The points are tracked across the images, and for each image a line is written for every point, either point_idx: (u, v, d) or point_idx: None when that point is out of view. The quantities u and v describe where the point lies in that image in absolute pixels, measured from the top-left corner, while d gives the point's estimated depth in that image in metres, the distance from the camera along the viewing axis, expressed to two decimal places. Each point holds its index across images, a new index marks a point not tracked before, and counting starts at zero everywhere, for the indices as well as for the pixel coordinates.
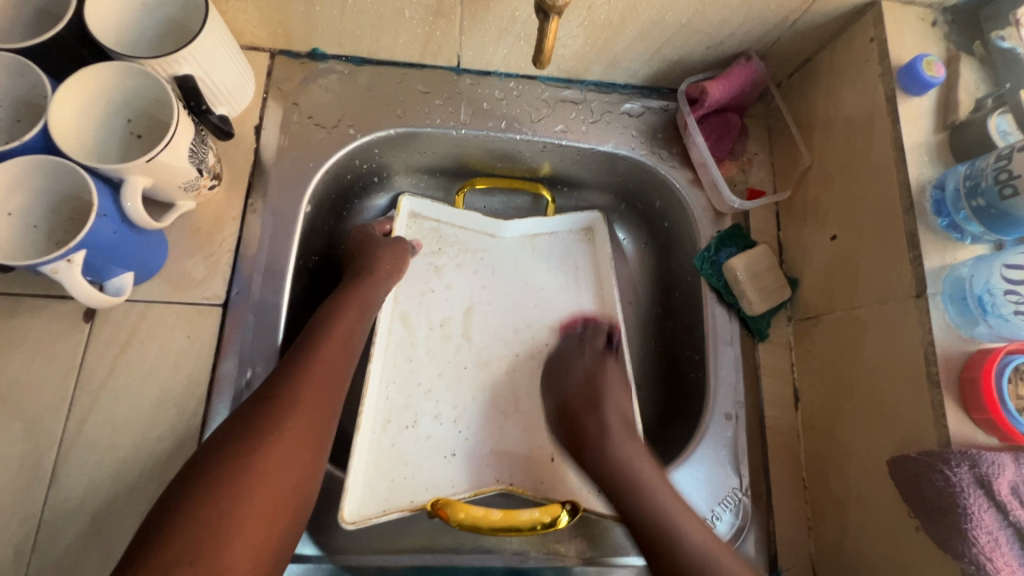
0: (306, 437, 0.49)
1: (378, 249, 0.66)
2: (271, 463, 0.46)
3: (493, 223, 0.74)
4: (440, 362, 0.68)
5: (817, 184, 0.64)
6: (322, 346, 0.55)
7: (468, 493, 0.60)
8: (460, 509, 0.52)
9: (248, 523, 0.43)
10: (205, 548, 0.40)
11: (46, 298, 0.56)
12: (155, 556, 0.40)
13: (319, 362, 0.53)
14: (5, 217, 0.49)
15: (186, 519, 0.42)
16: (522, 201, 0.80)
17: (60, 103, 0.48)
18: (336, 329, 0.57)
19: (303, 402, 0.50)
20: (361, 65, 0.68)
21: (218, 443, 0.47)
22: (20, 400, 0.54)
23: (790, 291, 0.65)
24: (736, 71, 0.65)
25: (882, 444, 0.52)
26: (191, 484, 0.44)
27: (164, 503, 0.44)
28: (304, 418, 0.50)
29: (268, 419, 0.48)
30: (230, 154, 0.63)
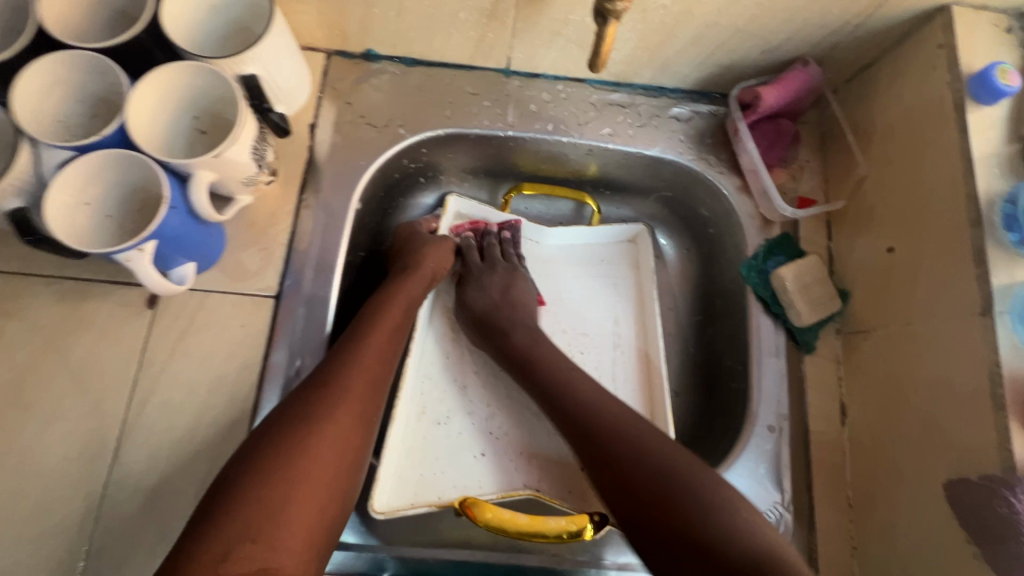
0: (357, 426, 0.50)
1: (423, 248, 0.67)
2: (324, 450, 0.47)
3: (536, 228, 0.75)
4: (477, 360, 0.69)
5: (873, 195, 0.62)
6: (371, 338, 0.56)
7: (494, 495, 0.59)
8: (487, 510, 0.52)
9: (303, 508, 0.45)
10: (266, 525, 0.43)
11: (113, 284, 0.60)
12: (214, 535, 0.42)
13: (367, 353, 0.55)
14: (83, 207, 0.51)
15: (244, 500, 0.43)
16: (564, 204, 0.80)
17: (138, 99, 0.51)
18: (384, 323, 0.58)
19: (354, 392, 0.51)
20: (413, 66, 0.69)
21: (272, 427, 0.48)
22: (88, 379, 0.57)
23: (840, 304, 0.63)
24: (791, 77, 0.64)
25: (939, 465, 0.50)
26: (247, 466, 0.45)
27: (222, 483, 0.45)
28: (354, 408, 0.51)
29: (321, 407, 0.49)
30: (286, 151, 0.66)
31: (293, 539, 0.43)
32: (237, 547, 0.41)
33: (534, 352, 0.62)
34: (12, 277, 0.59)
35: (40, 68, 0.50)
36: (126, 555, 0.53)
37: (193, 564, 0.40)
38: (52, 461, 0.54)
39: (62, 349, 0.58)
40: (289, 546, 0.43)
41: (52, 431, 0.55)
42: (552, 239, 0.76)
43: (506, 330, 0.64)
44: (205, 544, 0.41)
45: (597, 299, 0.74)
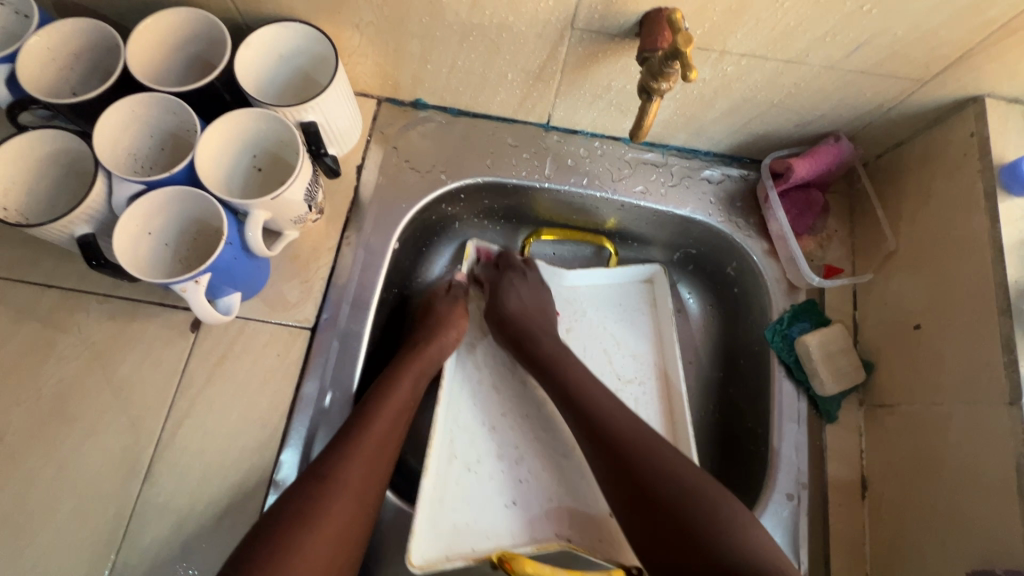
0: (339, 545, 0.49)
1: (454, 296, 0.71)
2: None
3: (559, 274, 0.76)
4: (502, 401, 0.69)
5: (901, 271, 0.62)
6: (367, 439, 0.54)
7: (531, 547, 0.60)
8: (526, 564, 0.52)
9: (336, 515, 0.49)
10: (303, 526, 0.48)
11: (161, 306, 0.63)
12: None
13: (354, 461, 0.53)
14: (146, 236, 0.55)
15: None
16: (589, 249, 0.82)
17: (206, 141, 0.55)
18: (380, 421, 0.56)
19: (342, 507, 0.50)
20: (457, 116, 0.73)
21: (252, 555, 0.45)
22: (129, 397, 0.59)
23: (865, 375, 0.63)
24: (823, 150, 0.66)
25: (961, 550, 0.50)
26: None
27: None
28: (337, 526, 0.49)
29: (307, 528, 0.48)
30: (333, 190, 0.69)
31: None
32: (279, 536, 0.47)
33: (562, 369, 0.63)
34: (69, 293, 0.62)
35: (121, 106, 0.54)
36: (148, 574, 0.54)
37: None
38: (88, 473, 0.57)
39: (107, 367, 0.60)
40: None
41: (91, 444, 0.58)
42: (576, 283, 0.77)
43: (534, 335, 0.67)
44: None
45: (621, 345, 0.74)
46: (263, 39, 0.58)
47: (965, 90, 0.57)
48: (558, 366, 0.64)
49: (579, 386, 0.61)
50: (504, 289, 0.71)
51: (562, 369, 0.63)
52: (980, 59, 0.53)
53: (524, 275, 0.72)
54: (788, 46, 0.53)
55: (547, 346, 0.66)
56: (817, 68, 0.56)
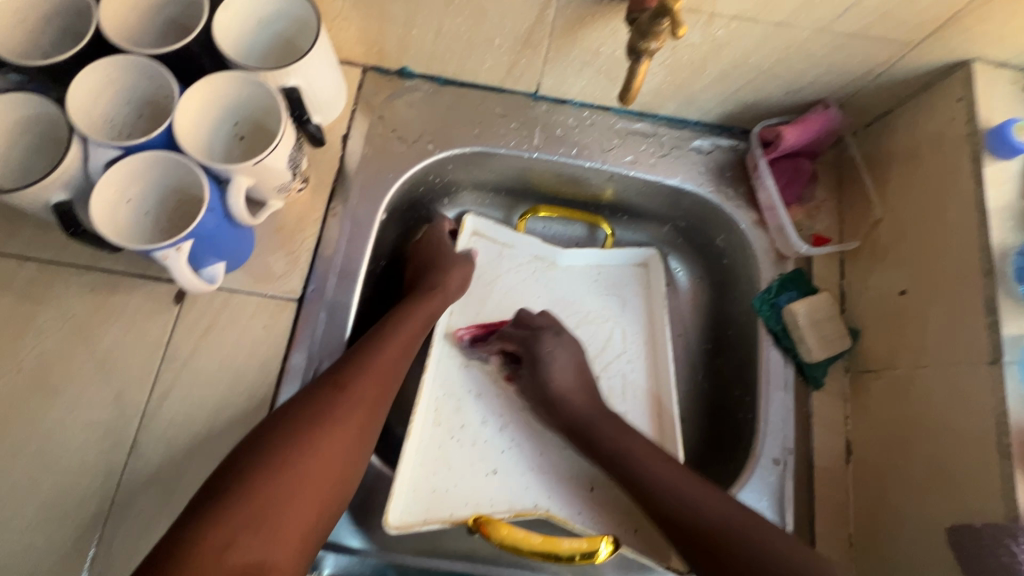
0: (338, 460, 0.50)
1: (458, 258, 0.69)
2: (303, 489, 0.47)
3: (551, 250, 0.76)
4: (494, 374, 0.69)
5: (889, 239, 0.63)
6: (375, 361, 0.55)
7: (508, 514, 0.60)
8: (502, 528, 0.53)
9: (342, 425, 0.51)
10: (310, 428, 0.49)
11: (142, 279, 0.61)
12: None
13: (360, 381, 0.54)
14: (125, 204, 0.53)
15: (215, 540, 0.43)
16: (581, 226, 0.81)
17: (184, 106, 0.53)
18: (388, 348, 0.57)
19: (347, 425, 0.51)
20: (445, 85, 0.72)
21: (255, 452, 0.47)
22: (113, 369, 0.58)
23: (851, 342, 0.63)
24: (812, 119, 0.66)
25: (941, 507, 0.51)
26: (221, 500, 0.45)
27: (193, 512, 0.44)
28: (337, 442, 0.50)
29: (311, 437, 0.49)
30: (318, 160, 0.68)
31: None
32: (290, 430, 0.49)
33: (597, 433, 0.60)
34: (47, 265, 0.61)
35: (96, 70, 0.52)
36: (136, 544, 0.54)
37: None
38: (72, 446, 0.56)
39: (89, 340, 0.59)
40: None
41: (75, 416, 0.57)
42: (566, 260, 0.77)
43: (585, 423, 0.61)
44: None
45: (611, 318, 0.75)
46: (244, 3, 0.57)
47: (953, 54, 0.56)
48: (592, 425, 0.60)
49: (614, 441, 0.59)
50: (543, 358, 0.65)
51: (598, 432, 0.60)
52: (968, 22, 0.52)
53: (559, 335, 0.66)
54: (778, 7, 0.53)
55: (583, 404, 0.62)
56: (807, 32, 0.55)
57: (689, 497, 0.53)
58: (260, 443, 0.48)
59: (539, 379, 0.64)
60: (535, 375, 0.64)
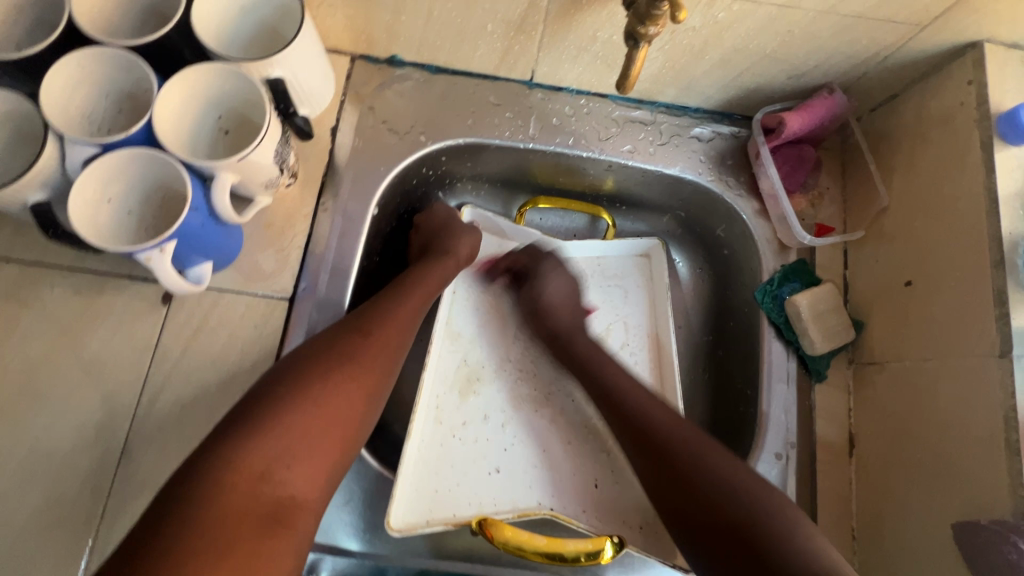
0: (366, 401, 0.51)
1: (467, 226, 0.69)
2: (331, 430, 0.48)
3: (551, 242, 0.74)
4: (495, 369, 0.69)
5: (894, 227, 0.61)
6: (397, 309, 0.57)
7: (513, 513, 0.59)
8: (506, 530, 0.52)
9: (364, 365, 0.51)
10: (333, 364, 0.50)
11: (129, 279, 0.60)
12: (224, 502, 0.41)
13: (386, 330, 0.54)
14: (105, 204, 0.51)
15: (251, 467, 0.43)
16: (580, 217, 0.80)
17: (163, 100, 0.51)
18: (408, 303, 0.58)
19: (369, 367, 0.52)
20: (436, 73, 0.69)
21: (283, 387, 0.47)
22: (101, 373, 0.57)
23: (854, 334, 0.62)
24: (816, 104, 0.64)
25: (946, 502, 0.51)
26: (253, 429, 0.45)
27: (222, 439, 0.44)
28: (365, 385, 0.51)
29: (331, 375, 0.49)
30: (306, 153, 0.66)
31: (299, 515, 0.45)
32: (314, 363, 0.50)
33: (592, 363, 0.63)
34: (29, 267, 0.59)
35: (70, 64, 0.50)
36: None
37: (198, 542, 0.39)
38: (62, 452, 0.55)
39: (75, 343, 0.58)
40: (296, 520, 0.44)
41: (64, 422, 0.56)
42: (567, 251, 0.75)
43: (567, 334, 0.66)
44: (209, 514, 0.40)
45: (615, 309, 0.73)
46: None
47: (964, 35, 0.54)
48: (570, 340, 0.65)
49: (588, 349, 0.64)
50: (542, 274, 0.68)
51: (576, 343, 0.65)
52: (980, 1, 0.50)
53: (562, 265, 0.69)
54: None
55: (566, 321, 0.66)
56: (812, 14, 0.53)
57: (693, 450, 0.52)
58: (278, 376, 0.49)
59: (535, 293, 0.68)
60: (530, 289, 0.68)
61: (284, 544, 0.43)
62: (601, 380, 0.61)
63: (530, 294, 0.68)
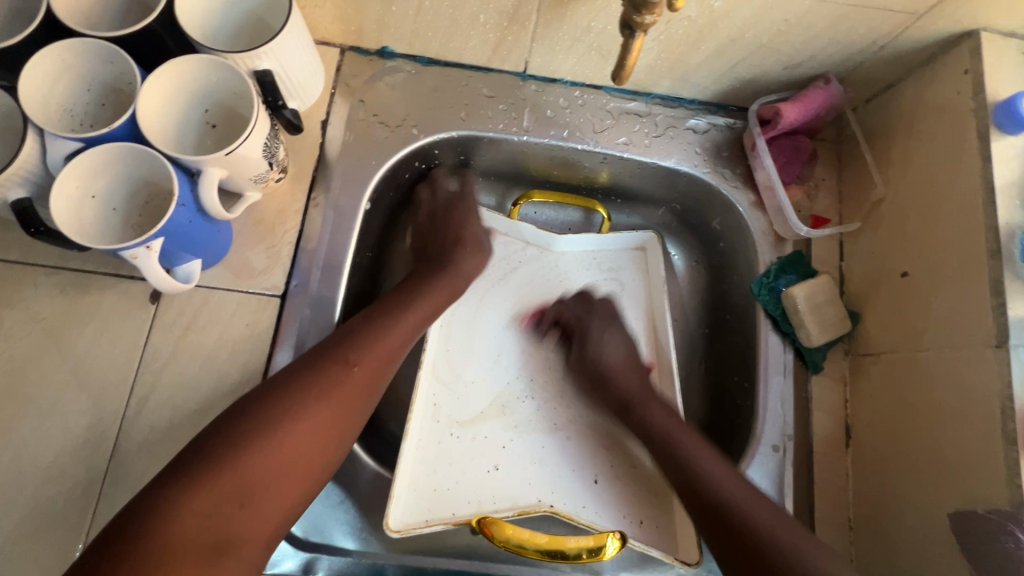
0: (336, 441, 0.49)
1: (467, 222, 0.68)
2: (293, 466, 0.47)
3: (548, 237, 0.73)
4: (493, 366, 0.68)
5: (890, 218, 0.61)
6: (389, 329, 0.55)
7: (513, 511, 0.59)
8: (507, 528, 0.52)
9: (340, 396, 0.50)
10: (311, 394, 0.49)
11: (115, 278, 0.58)
12: (172, 534, 0.41)
13: (371, 363, 0.53)
14: (89, 200, 0.50)
15: (206, 501, 0.43)
16: (576, 211, 0.79)
17: (147, 92, 0.50)
18: (400, 326, 0.56)
19: (345, 398, 0.50)
20: (428, 65, 0.68)
21: (251, 417, 0.46)
22: (89, 374, 0.56)
23: (850, 325, 0.62)
24: (813, 95, 0.63)
25: (943, 493, 0.51)
26: (214, 461, 0.44)
27: (182, 468, 0.44)
28: (339, 422, 0.49)
29: (307, 405, 0.48)
30: (296, 148, 0.64)
31: (250, 546, 0.44)
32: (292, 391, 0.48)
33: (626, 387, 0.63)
34: (13, 266, 0.58)
35: (50, 55, 0.48)
36: None
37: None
38: (50, 455, 0.54)
39: (61, 344, 0.57)
40: (244, 552, 0.44)
41: (51, 424, 0.54)
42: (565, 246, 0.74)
43: (625, 403, 0.62)
44: (160, 541, 0.40)
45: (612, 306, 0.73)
46: None
47: (961, 23, 0.54)
48: (644, 408, 0.61)
49: (664, 423, 0.59)
50: (592, 339, 0.66)
51: (623, 383, 0.64)
52: None
53: (610, 322, 0.68)
54: None
55: (633, 384, 0.63)
56: (809, 2, 0.52)
57: (725, 486, 0.53)
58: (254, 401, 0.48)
59: (588, 356, 0.66)
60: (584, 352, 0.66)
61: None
62: (647, 424, 0.60)
63: (594, 359, 0.65)
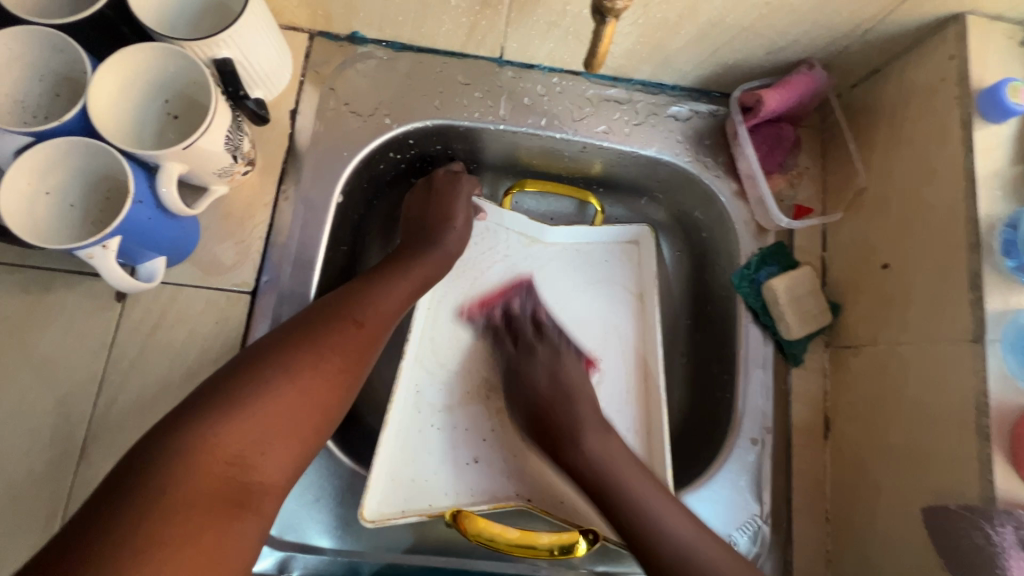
0: (349, 390, 0.48)
1: (452, 200, 0.67)
2: (306, 412, 0.45)
3: (537, 227, 0.72)
4: (481, 355, 0.67)
5: (871, 209, 0.60)
6: (394, 290, 0.56)
7: (488, 505, 0.58)
8: (481, 522, 0.53)
9: (351, 345, 0.49)
10: (323, 342, 0.48)
11: (79, 276, 0.57)
12: (190, 484, 0.38)
13: (377, 319, 0.52)
14: (43, 196, 0.48)
15: (223, 450, 0.40)
16: (568, 203, 0.78)
17: (99, 81, 0.47)
18: (400, 290, 0.57)
19: (355, 347, 0.49)
20: (401, 51, 0.66)
21: (260, 368, 0.44)
22: (55, 373, 0.55)
23: (831, 317, 0.62)
24: (795, 81, 0.61)
25: (917, 487, 0.51)
26: (229, 408, 0.42)
27: (192, 418, 0.41)
28: (351, 376, 0.48)
29: (317, 354, 0.47)
30: (265, 138, 0.62)
31: (263, 500, 0.42)
32: (304, 339, 0.47)
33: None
34: None
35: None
36: None
37: (159, 528, 0.36)
38: (16, 457, 0.53)
39: (25, 344, 0.55)
40: (260, 505, 0.41)
41: (16, 426, 0.53)
42: (556, 236, 0.72)
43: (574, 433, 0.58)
44: (179, 491, 0.38)
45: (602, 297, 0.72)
46: None
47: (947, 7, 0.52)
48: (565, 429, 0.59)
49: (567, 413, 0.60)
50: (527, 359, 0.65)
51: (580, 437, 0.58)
52: None
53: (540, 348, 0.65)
54: None
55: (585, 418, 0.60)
56: None
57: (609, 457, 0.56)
58: (264, 348, 0.46)
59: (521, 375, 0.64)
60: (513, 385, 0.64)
61: (246, 530, 0.40)
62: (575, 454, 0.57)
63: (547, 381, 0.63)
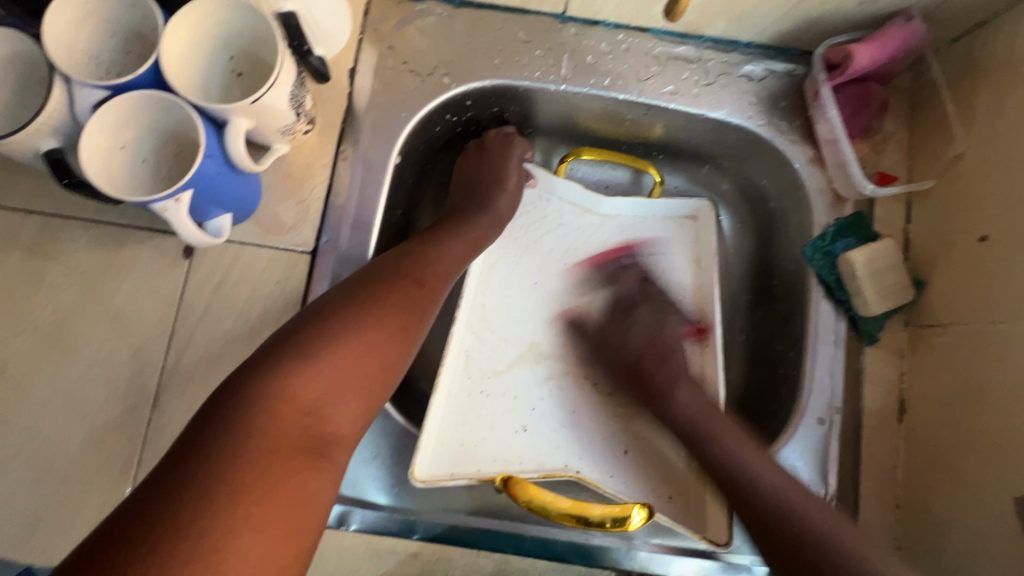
0: (410, 347, 0.48)
1: (505, 163, 0.65)
2: (372, 365, 0.45)
3: (592, 197, 0.69)
4: (531, 325, 0.66)
5: (969, 177, 0.55)
6: (450, 253, 0.55)
7: (538, 474, 0.58)
8: (530, 490, 0.52)
9: (414, 301, 0.49)
10: (385, 297, 0.48)
11: (149, 233, 0.58)
12: (269, 430, 0.39)
13: (435, 279, 0.52)
14: (119, 151, 0.49)
15: (300, 398, 0.41)
16: (624, 171, 0.75)
17: (170, 35, 0.48)
18: (455, 252, 0.56)
19: (416, 304, 0.49)
20: (460, 7, 0.64)
21: (327, 321, 0.45)
22: (129, 325, 0.57)
23: (914, 294, 0.58)
24: (890, 34, 0.56)
25: (1009, 476, 0.47)
26: (301, 358, 0.42)
27: (267, 368, 0.42)
28: (413, 332, 0.48)
29: (381, 310, 0.47)
30: (323, 98, 0.62)
31: (337, 450, 0.42)
32: (367, 295, 0.47)
33: (650, 361, 0.61)
34: (52, 219, 0.58)
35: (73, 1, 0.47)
36: None
37: (242, 470, 0.36)
38: (96, 403, 0.55)
39: (101, 297, 0.57)
40: (334, 454, 0.42)
41: (95, 374, 0.56)
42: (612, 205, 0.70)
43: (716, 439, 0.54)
44: (258, 435, 0.38)
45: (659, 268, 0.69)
46: None
47: None
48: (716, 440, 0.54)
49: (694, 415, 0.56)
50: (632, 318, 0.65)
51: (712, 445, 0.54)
52: None
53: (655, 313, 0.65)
54: None
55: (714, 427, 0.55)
56: None
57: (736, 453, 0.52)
58: (330, 303, 0.46)
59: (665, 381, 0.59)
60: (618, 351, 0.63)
61: (324, 478, 0.40)
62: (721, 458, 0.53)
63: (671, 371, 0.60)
